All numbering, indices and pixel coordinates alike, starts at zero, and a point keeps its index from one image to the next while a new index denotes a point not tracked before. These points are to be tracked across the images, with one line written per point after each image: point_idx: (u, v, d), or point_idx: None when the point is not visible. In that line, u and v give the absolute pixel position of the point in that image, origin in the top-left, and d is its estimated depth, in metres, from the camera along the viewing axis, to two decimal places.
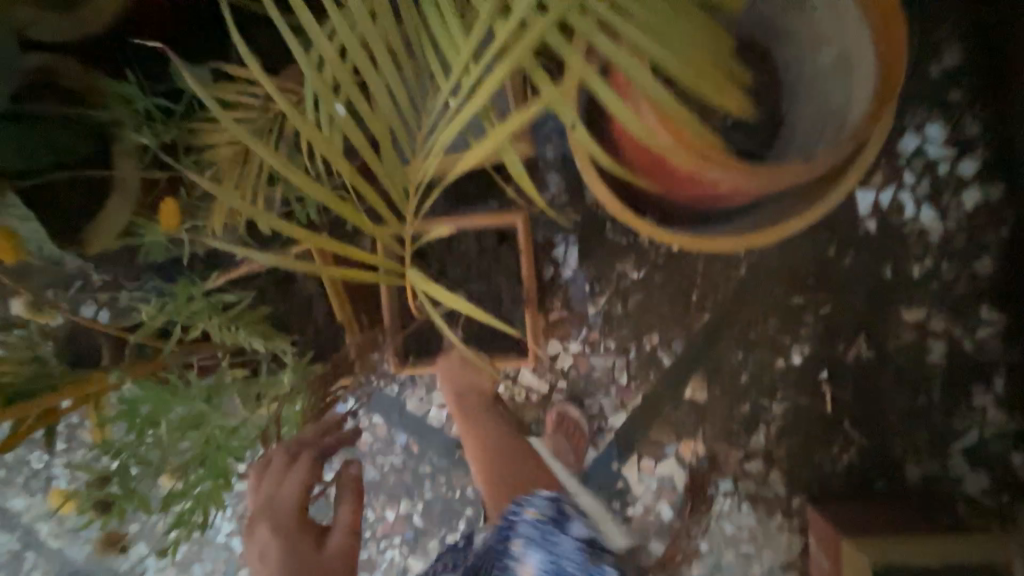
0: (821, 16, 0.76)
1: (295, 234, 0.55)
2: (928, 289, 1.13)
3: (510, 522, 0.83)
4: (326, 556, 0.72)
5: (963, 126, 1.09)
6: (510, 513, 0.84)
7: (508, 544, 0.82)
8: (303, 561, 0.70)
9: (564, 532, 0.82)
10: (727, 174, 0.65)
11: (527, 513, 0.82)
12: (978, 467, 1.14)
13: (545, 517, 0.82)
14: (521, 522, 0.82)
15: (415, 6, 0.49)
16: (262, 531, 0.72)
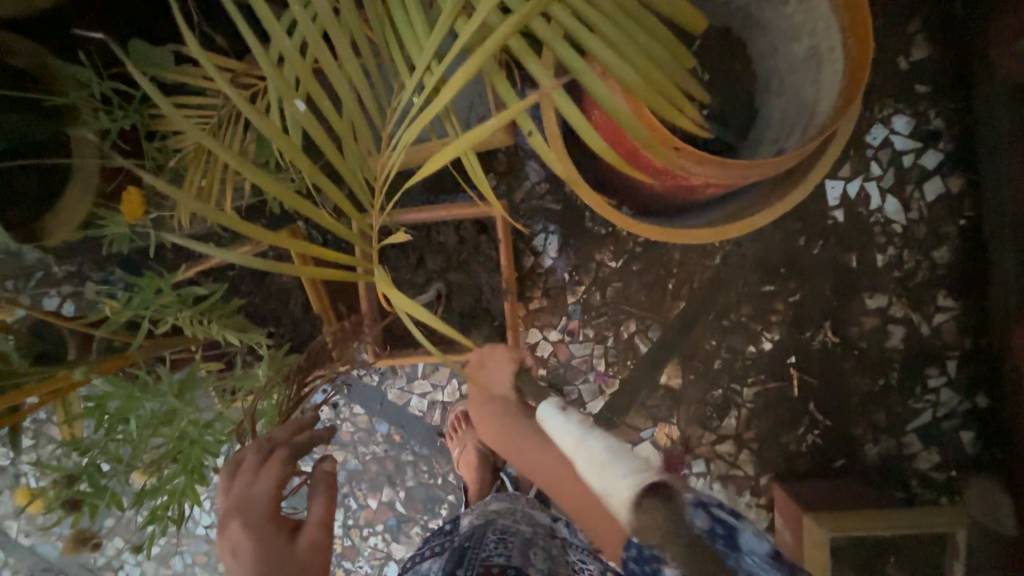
0: (792, 10, 0.74)
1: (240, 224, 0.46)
2: (890, 277, 1.18)
3: (687, 515, 0.59)
4: (298, 552, 0.69)
5: (927, 120, 1.13)
6: (689, 503, 0.60)
7: (655, 565, 0.56)
8: (273, 557, 0.67)
9: (739, 550, 0.59)
10: (702, 168, 0.66)
11: (702, 516, 0.59)
12: (930, 445, 1.21)
13: (723, 528, 0.58)
14: (701, 521, 0.59)
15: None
16: (231, 529, 0.68)
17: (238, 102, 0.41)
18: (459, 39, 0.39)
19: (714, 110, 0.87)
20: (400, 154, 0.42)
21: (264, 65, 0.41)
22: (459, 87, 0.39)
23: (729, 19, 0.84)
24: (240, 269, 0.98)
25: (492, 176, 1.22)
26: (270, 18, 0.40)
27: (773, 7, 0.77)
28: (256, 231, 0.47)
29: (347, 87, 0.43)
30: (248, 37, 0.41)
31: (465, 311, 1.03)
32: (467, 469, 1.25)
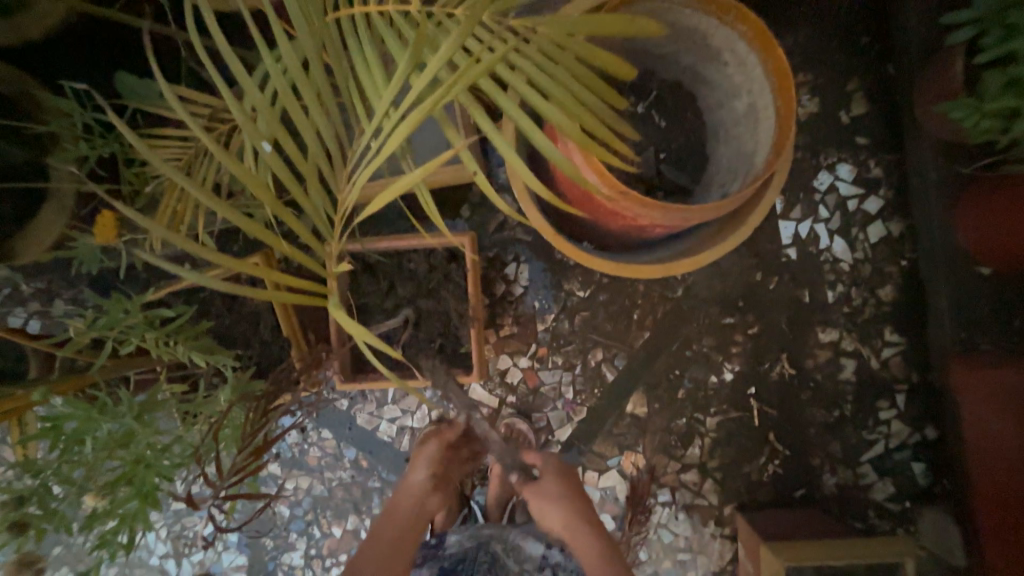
0: (732, 70, 0.82)
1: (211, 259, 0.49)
2: (840, 313, 1.25)
3: None
4: None
5: (868, 169, 1.23)
6: None
7: None
8: None
9: None
10: (648, 211, 0.72)
11: None
12: (884, 476, 1.26)
13: None
14: None
15: (341, 50, 0.50)
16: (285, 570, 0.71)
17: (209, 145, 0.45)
18: (412, 90, 0.43)
19: (672, 153, 0.95)
20: (357, 192, 0.46)
21: (235, 111, 0.46)
22: (408, 132, 0.42)
23: (681, 74, 0.93)
24: (212, 291, 1.00)
25: (467, 207, 1.27)
26: (242, 72, 0.45)
27: (716, 67, 0.85)
28: (221, 259, 0.50)
29: (312, 132, 0.47)
30: (214, 81, 0.44)
31: (434, 337, 1.06)
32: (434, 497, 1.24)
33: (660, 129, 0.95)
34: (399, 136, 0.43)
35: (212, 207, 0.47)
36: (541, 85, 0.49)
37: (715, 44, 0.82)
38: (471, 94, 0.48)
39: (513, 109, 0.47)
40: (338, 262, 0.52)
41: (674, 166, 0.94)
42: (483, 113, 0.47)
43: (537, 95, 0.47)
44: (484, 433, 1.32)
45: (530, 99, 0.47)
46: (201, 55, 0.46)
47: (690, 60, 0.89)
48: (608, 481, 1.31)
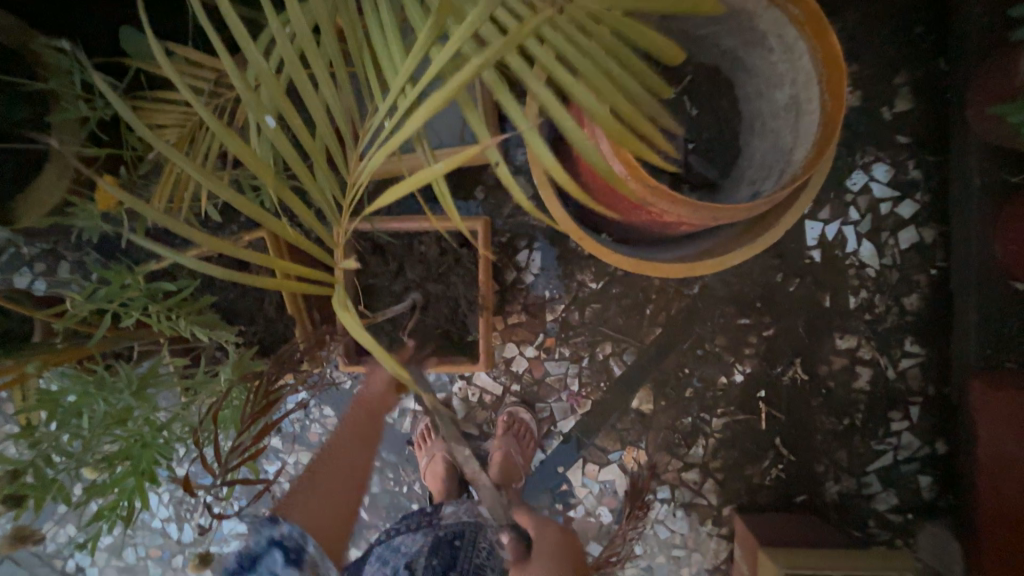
0: (777, 58, 0.76)
1: (205, 242, 0.47)
2: (861, 320, 1.21)
3: None
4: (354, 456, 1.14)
5: (906, 170, 1.16)
6: None
7: None
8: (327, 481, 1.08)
9: None
10: (676, 207, 0.67)
11: None
12: (889, 487, 1.24)
13: None
14: None
15: (358, 18, 0.45)
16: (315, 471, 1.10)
17: (209, 120, 0.42)
18: (433, 66, 0.38)
19: (702, 144, 0.90)
20: (368, 177, 0.42)
21: (237, 83, 0.42)
22: (428, 114, 0.38)
23: (719, 58, 0.87)
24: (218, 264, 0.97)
25: (481, 189, 1.23)
26: (248, 39, 0.41)
27: (759, 52, 0.79)
28: (217, 241, 0.47)
29: (321, 108, 0.43)
30: (217, 48, 0.40)
31: (440, 323, 1.03)
32: (434, 480, 1.24)
33: (691, 117, 0.90)
34: (418, 118, 0.39)
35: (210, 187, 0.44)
36: (576, 67, 0.45)
37: (762, 29, 0.75)
38: (498, 72, 0.44)
39: (543, 94, 0.43)
40: (341, 253, 0.49)
41: (704, 158, 0.90)
42: (509, 96, 0.43)
43: (572, 79, 0.42)
44: (486, 420, 1.31)
45: (564, 84, 0.43)
46: (203, 17, 0.42)
47: (730, 43, 0.83)
48: (607, 474, 1.30)
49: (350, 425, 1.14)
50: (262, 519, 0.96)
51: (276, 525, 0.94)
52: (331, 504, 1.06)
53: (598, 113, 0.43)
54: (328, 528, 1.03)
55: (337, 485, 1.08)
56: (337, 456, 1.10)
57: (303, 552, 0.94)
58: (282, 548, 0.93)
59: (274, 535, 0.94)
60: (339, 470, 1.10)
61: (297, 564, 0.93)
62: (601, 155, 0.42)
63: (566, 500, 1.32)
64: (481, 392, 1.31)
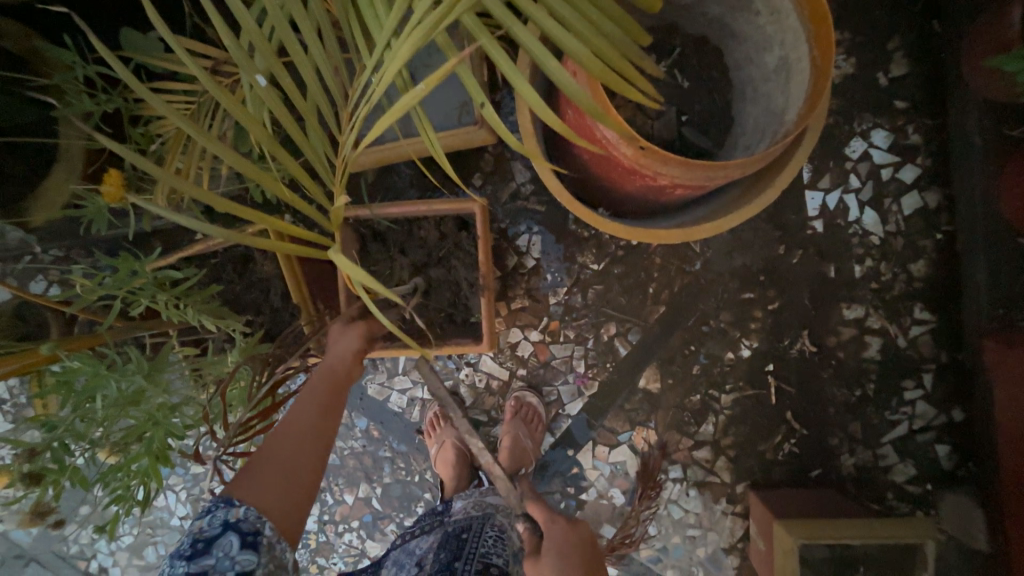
0: (764, 20, 0.77)
1: (207, 201, 0.49)
2: (867, 289, 1.19)
3: None
4: (305, 449, 0.76)
5: (905, 135, 1.15)
6: None
7: None
8: (271, 476, 0.73)
9: None
10: (668, 167, 0.67)
11: None
12: (906, 458, 1.22)
13: None
14: None
15: None
16: (260, 450, 0.76)
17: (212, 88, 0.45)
18: (414, 16, 0.39)
19: (694, 115, 0.91)
20: (358, 132, 0.44)
21: (229, 45, 0.43)
22: (408, 57, 0.38)
23: (707, 27, 0.88)
24: (223, 256, 0.99)
25: (478, 176, 1.24)
26: (239, 5, 0.43)
27: (746, 17, 0.79)
28: (217, 201, 0.49)
29: (312, 69, 0.45)
30: (209, 13, 0.42)
31: (443, 307, 1.04)
32: (444, 467, 1.25)
33: (683, 88, 0.91)
34: (400, 64, 0.39)
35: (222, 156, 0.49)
36: (557, 11, 0.44)
37: None
38: (476, 17, 0.44)
39: (528, 39, 0.43)
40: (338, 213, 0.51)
41: (697, 127, 0.90)
42: (493, 41, 0.43)
43: (555, 26, 0.43)
44: (494, 406, 1.32)
45: (548, 30, 0.44)
46: None
47: (718, 11, 0.83)
48: (618, 456, 1.30)
49: (310, 404, 0.79)
50: (217, 498, 0.71)
51: (233, 505, 0.70)
52: (287, 502, 0.72)
53: (579, 54, 0.43)
54: (284, 527, 0.72)
55: (282, 486, 0.73)
56: (286, 446, 0.75)
57: (262, 534, 0.70)
58: (239, 532, 0.68)
59: (229, 517, 0.69)
60: (290, 465, 0.74)
61: (255, 549, 0.68)
62: (585, 91, 0.42)
63: (578, 484, 1.32)
64: (487, 377, 1.32)
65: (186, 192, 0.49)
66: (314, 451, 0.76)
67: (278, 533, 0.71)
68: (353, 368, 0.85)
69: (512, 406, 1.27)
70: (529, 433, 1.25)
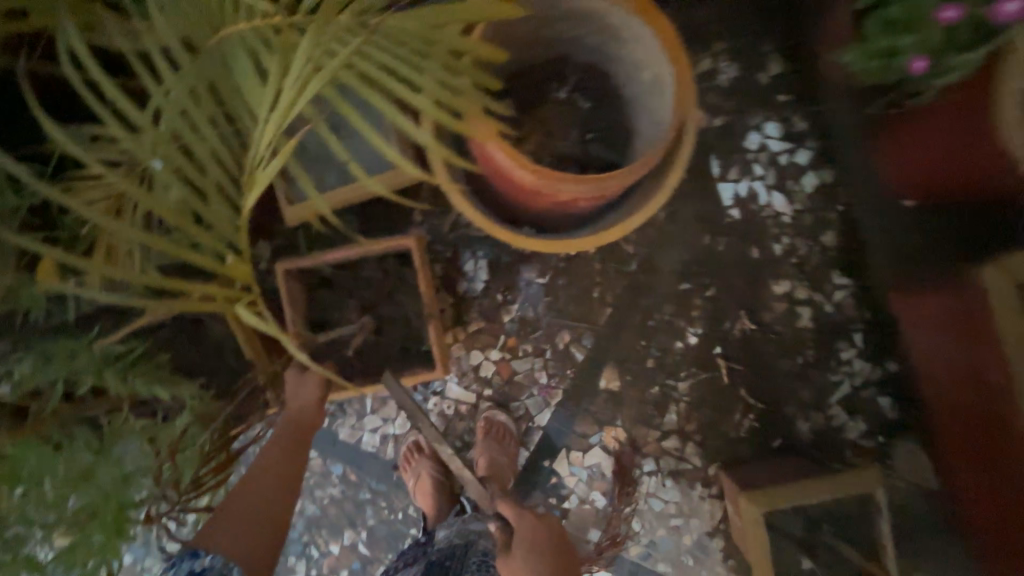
0: (634, 45, 0.86)
1: (125, 275, 0.55)
2: (789, 264, 1.30)
3: None
4: (268, 493, 0.78)
5: (793, 123, 1.28)
6: None
7: None
8: (239, 521, 0.74)
9: None
10: (566, 185, 0.74)
11: None
12: (855, 415, 1.30)
13: None
14: None
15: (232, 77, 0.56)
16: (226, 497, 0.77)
17: (122, 185, 0.52)
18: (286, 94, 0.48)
19: (601, 132, 1.00)
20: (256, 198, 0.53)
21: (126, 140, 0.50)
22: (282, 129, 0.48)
23: (592, 55, 0.98)
24: (173, 325, 1.01)
25: (418, 213, 1.30)
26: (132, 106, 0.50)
27: (620, 43, 0.88)
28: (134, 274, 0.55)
29: (207, 149, 0.52)
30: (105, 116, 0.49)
31: (396, 340, 1.07)
32: (424, 498, 1.25)
33: (585, 109, 1.01)
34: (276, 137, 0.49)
35: (139, 237, 0.55)
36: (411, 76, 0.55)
37: (612, 24, 0.85)
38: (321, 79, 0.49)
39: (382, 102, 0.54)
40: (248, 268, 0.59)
41: (601, 143, 0.99)
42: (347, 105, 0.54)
43: (401, 89, 0.55)
44: (466, 430, 1.35)
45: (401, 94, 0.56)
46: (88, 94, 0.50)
47: (598, 40, 0.93)
48: (592, 459, 1.34)
49: (273, 451, 0.82)
50: (182, 550, 0.71)
51: (200, 554, 0.70)
52: (257, 545, 0.73)
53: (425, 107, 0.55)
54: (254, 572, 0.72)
55: (250, 530, 0.74)
56: (252, 491, 0.77)
57: None
58: None
59: (195, 567, 0.69)
60: (257, 509, 0.76)
61: None
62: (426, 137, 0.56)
63: (558, 493, 1.34)
64: (456, 403, 1.35)
65: (104, 271, 0.54)
66: (280, 496, 0.79)
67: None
68: (314, 415, 0.89)
69: (483, 427, 1.31)
70: (503, 449, 1.28)
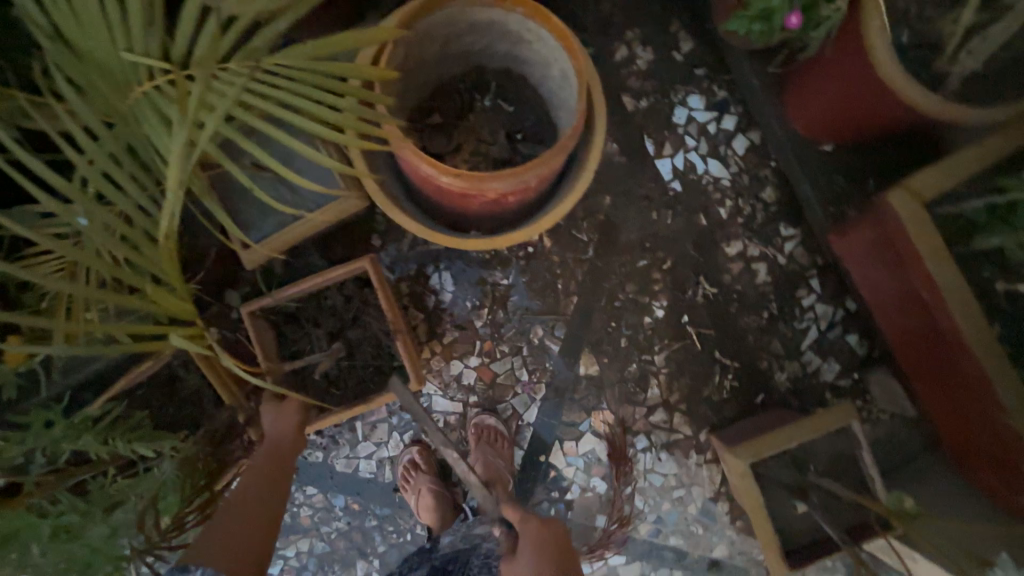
0: (537, 46, 0.92)
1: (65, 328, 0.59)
2: (737, 225, 1.35)
3: None
4: (252, 515, 0.81)
5: (714, 93, 1.35)
6: None
7: None
8: (224, 541, 0.77)
9: None
10: (488, 183, 0.79)
11: None
12: (828, 357, 1.34)
13: None
14: None
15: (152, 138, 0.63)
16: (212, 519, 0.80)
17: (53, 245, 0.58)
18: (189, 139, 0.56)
19: (528, 132, 1.06)
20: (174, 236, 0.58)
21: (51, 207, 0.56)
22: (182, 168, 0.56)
23: (506, 61, 1.04)
24: (149, 383, 1.03)
25: (376, 237, 1.34)
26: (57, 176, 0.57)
27: (525, 46, 0.94)
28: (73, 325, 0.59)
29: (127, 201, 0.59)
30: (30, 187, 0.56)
31: (369, 361, 1.10)
32: (428, 513, 1.27)
33: (510, 113, 1.07)
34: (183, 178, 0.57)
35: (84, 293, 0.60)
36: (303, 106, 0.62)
37: (512, 29, 0.91)
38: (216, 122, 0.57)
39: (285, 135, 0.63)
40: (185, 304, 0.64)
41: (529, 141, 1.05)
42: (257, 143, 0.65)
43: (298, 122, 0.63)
44: (459, 439, 1.37)
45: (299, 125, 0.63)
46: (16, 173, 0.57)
47: (506, 47, 0.99)
48: (586, 445, 1.36)
49: (258, 474, 0.86)
50: (171, 570, 0.74)
51: (189, 571, 0.73)
52: (243, 565, 0.76)
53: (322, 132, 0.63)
54: None
55: (236, 550, 0.77)
56: (238, 512, 0.81)
57: None
58: None
59: None
60: (243, 529, 0.79)
61: None
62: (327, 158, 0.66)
63: (559, 486, 1.36)
64: (444, 415, 1.37)
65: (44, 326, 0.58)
66: (266, 517, 0.82)
67: None
68: (297, 440, 0.94)
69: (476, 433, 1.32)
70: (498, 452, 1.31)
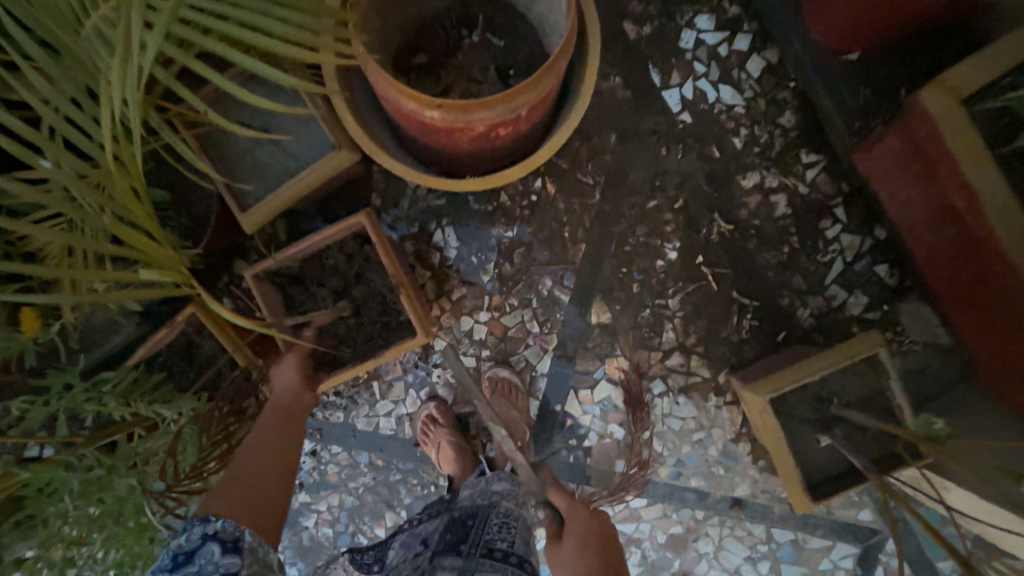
0: None
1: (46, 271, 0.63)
2: (753, 155, 1.26)
3: None
4: (263, 466, 0.88)
5: (724, 10, 1.23)
6: None
7: None
8: (241, 491, 0.84)
9: None
10: (475, 114, 0.75)
11: None
12: (854, 290, 1.27)
13: None
14: None
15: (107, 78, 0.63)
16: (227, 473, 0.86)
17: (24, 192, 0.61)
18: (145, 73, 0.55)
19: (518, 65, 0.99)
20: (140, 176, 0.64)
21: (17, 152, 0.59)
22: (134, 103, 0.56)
23: None
24: (167, 350, 1.05)
25: (375, 195, 1.31)
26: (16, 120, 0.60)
27: None
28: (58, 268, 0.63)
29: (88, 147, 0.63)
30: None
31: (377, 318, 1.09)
32: (449, 464, 1.29)
33: (498, 46, 1.00)
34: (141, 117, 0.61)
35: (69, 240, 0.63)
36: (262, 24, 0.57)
37: None
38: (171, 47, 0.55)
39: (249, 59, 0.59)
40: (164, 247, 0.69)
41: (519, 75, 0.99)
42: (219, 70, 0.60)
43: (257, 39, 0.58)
44: None
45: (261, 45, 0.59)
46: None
47: None
48: (601, 393, 1.35)
49: (267, 433, 0.92)
50: (194, 516, 0.80)
51: (209, 520, 0.79)
52: (262, 511, 0.84)
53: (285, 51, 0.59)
54: (261, 533, 0.82)
55: (253, 498, 0.84)
56: (252, 466, 0.87)
57: (242, 539, 0.79)
58: (218, 540, 0.77)
59: (207, 530, 0.78)
60: (257, 481, 0.86)
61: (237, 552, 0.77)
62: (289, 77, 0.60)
63: (576, 434, 1.37)
64: None
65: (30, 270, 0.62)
66: (279, 468, 0.89)
67: (257, 537, 0.81)
68: (301, 398, 1.00)
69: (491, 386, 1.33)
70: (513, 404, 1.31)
